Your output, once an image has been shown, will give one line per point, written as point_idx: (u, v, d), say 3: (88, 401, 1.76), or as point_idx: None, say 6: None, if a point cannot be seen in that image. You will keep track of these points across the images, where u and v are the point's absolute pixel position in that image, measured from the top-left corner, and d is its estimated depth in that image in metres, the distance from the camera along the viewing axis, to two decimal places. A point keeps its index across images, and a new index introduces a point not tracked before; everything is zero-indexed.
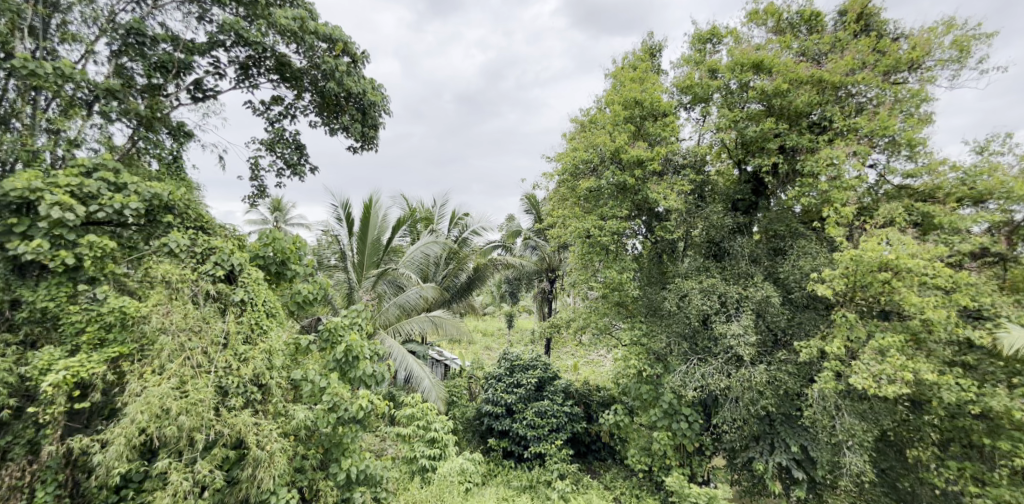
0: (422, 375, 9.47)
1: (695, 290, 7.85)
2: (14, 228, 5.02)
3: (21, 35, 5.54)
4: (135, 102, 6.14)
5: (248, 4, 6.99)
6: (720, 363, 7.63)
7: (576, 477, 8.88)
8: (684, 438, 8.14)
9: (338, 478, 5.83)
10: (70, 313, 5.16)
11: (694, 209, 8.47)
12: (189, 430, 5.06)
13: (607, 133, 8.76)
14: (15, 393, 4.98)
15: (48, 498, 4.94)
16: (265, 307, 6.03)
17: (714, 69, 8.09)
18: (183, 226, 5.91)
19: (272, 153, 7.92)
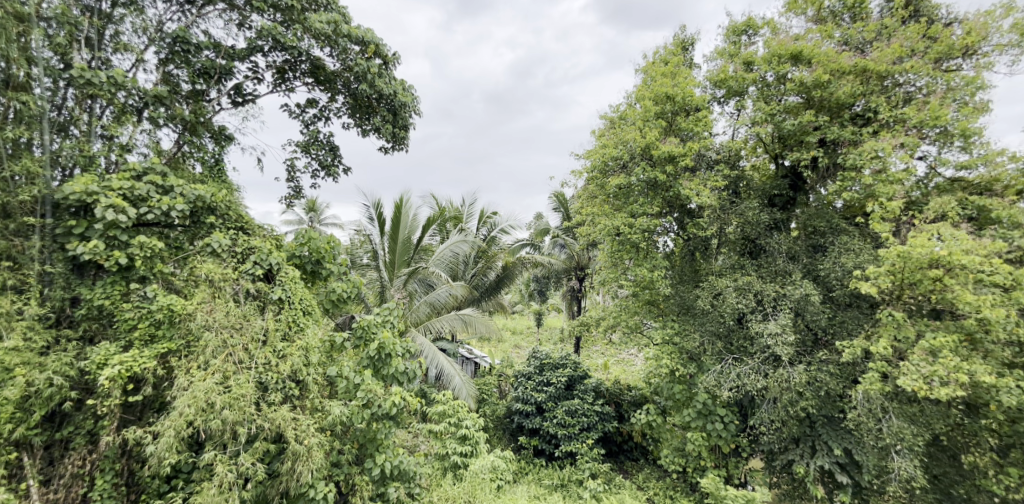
0: (453, 372, 9.55)
1: (730, 288, 7.79)
2: (73, 230, 5.31)
3: (79, 46, 5.81)
4: (181, 108, 6.41)
5: (284, 9, 7.13)
6: (756, 363, 7.48)
7: (608, 477, 8.85)
8: (719, 438, 8.01)
9: (374, 473, 5.96)
10: (124, 310, 5.39)
11: (728, 205, 8.40)
12: (233, 423, 5.22)
13: (638, 129, 8.72)
14: (75, 386, 5.24)
15: (107, 486, 5.17)
16: (302, 305, 6.17)
17: (750, 61, 7.98)
18: (225, 226, 6.11)
19: (308, 154, 8.12)
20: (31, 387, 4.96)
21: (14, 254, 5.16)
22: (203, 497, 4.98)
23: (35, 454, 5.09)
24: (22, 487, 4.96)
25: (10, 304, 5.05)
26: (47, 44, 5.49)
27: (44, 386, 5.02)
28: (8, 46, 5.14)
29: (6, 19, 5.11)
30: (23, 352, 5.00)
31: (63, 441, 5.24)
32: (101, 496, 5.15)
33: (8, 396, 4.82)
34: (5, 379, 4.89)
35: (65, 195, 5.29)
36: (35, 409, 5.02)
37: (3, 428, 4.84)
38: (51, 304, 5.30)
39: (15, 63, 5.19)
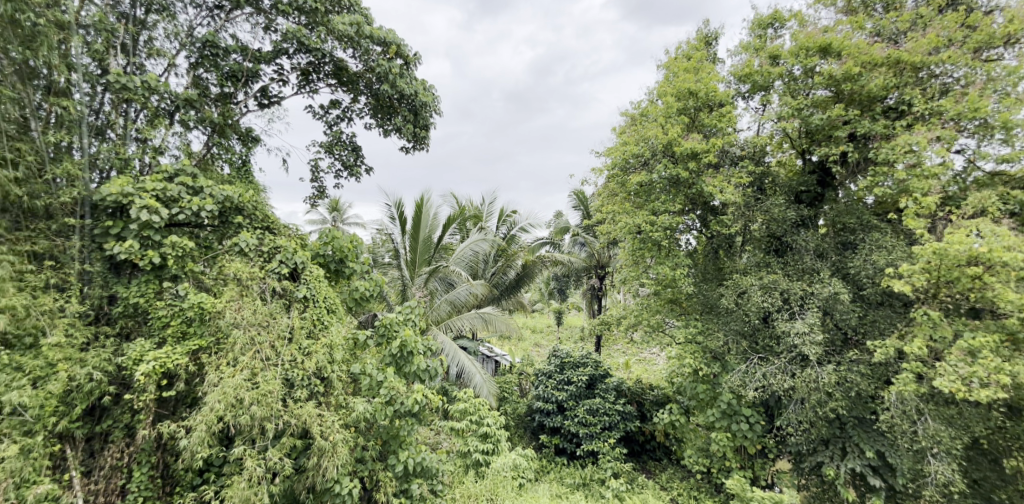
0: (474, 371, 9.59)
1: (755, 286, 7.72)
2: (110, 230, 5.47)
3: (115, 52, 5.97)
4: (210, 111, 6.55)
5: (309, 12, 7.20)
6: (783, 363, 7.39)
7: (631, 476, 8.81)
8: (744, 439, 7.91)
9: (397, 470, 6.04)
10: (157, 308, 5.53)
11: (752, 202, 8.26)
12: (261, 419, 5.32)
13: (659, 126, 8.67)
14: (113, 380, 5.40)
15: (144, 478, 5.33)
16: (326, 303, 6.26)
17: (776, 55, 7.86)
18: (252, 226, 6.22)
19: (331, 154, 8.24)
20: (72, 382, 5.11)
21: (55, 254, 5.33)
22: (233, 490, 5.09)
23: (76, 446, 5.24)
24: (65, 478, 5.11)
25: (52, 302, 5.21)
26: (86, 51, 5.64)
27: (85, 380, 5.16)
28: (50, 53, 5.28)
29: (48, 27, 5.25)
30: (65, 348, 5.15)
31: (103, 434, 5.39)
32: (138, 487, 5.30)
33: (52, 390, 4.99)
34: (48, 374, 5.05)
35: (103, 197, 5.45)
36: (77, 403, 5.17)
37: (47, 421, 5.01)
38: (91, 302, 5.46)
39: (56, 69, 5.34)
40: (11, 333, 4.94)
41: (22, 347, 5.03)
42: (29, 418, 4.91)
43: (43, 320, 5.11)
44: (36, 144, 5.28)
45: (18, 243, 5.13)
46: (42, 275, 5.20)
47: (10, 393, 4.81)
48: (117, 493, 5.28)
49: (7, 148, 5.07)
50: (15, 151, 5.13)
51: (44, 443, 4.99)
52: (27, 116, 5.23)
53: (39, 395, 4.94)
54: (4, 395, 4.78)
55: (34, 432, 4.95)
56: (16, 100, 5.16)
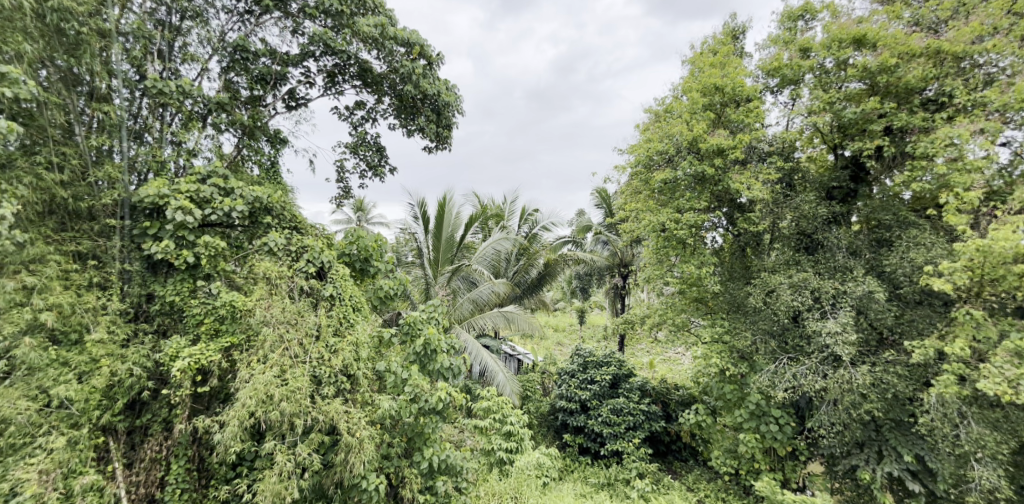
0: (496, 369, 9.58)
1: (784, 285, 7.58)
2: (148, 231, 5.64)
3: (152, 58, 6.14)
4: (240, 113, 6.68)
5: (335, 15, 7.28)
6: (814, 363, 7.24)
7: (657, 477, 8.71)
8: (773, 441, 7.76)
9: (422, 467, 6.08)
10: (192, 306, 5.69)
11: (781, 199, 8.11)
12: (290, 415, 5.40)
13: (684, 122, 8.59)
14: (151, 376, 5.58)
15: (181, 471, 5.46)
16: (352, 301, 6.31)
17: (807, 48, 7.71)
18: (281, 226, 6.32)
19: (356, 155, 8.34)
20: (114, 376, 5.29)
21: (98, 253, 5.50)
22: (265, 484, 5.17)
23: (119, 439, 5.40)
24: (109, 468, 5.27)
25: (95, 299, 5.35)
26: (125, 57, 5.82)
27: (126, 375, 5.35)
28: (92, 61, 5.44)
29: (89, 35, 5.42)
30: (108, 344, 5.33)
31: (143, 428, 5.56)
32: (176, 479, 5.43)
33: (95, 385, 5.16)
34: (92, 369, 5.22)
35: (141, 198, 5.61)
36: (119, 397, 5.36)
37: (92, 414, 5.19)
38: (131, 300, 5.64)
39: (98, 76, 5.53)
40: (58, 329, 5.11)
41: (68, 343, 5.18)
42: (75, 411, 5.08)
43: (86, 317, 5.26)
44: (80, 147, 5.45)
45: (64, 243, 5.28)
46: (86, 274, 5.35)
47: (58, 387, 4.99)
48: (156, 484, 5.41)
49: (55, 151, 5.22)
50: (61, 155, 5.28)
51: (89, 435, 5.17)
52: (72, 121, 5.40)
53: (84, 389, 5.13)
54: (51, 389, 4.95)
55: (80, 424, 5.13)
56: (62, 105, 5.30)
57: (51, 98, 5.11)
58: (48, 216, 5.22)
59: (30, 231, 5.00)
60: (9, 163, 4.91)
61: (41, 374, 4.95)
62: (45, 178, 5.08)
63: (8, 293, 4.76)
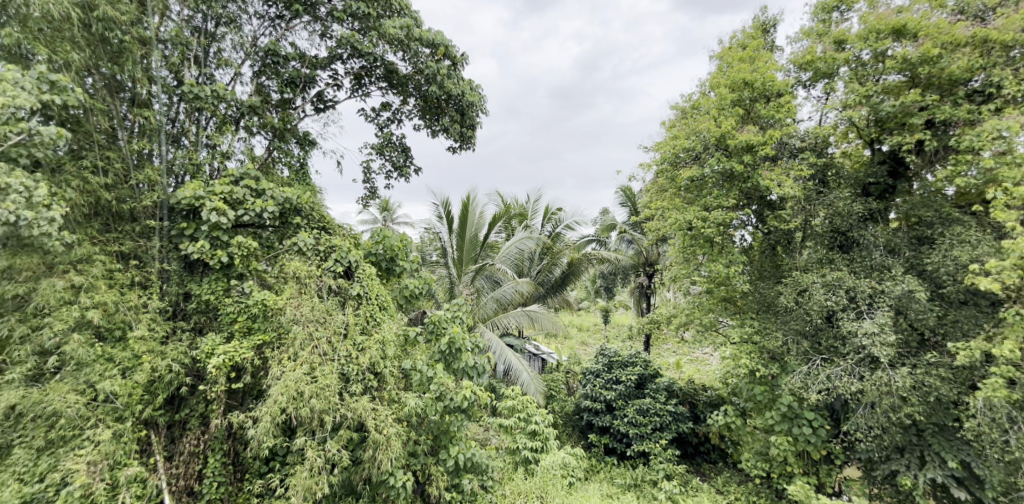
0: (521, 368, 9.51)
1: (817, 283, 7.41)
2: (185, 231, 5.86)
3: (189, 64, 6.36)
4: (271, 116, 6.82)
5: (362, 18, 7.31)
6: (849, 364, 7.04)
7: (685, 479, 8.55)
8: (807, 444, 7.55)
9: (448, 464, 6.09)
10: (226, 304, 5.83)
11: (814, 195, 7.92)
12: (320, 412, 5.45)
13: (712, 118, 8.44)
14: (189, 372, 5.75)
15: (217, 464, 5.59)
16: (378, 300, 6.33)
17: (842, 40, 7.51)
18: (310, 226, 6.41)
19: (382, 156, 8.42)
20: (155, 372, 5.49)
21: (139, 253, 5.77)
22: (296, 479, 5.26)
23: (159, 433, 5.57)
24: (150, 461, 5.42)
25: (137, 298, 5.60)
26: (164, 64, 6.09)
27: (165, 371, 5.55)
28: (133, 68, 5.76)
29: (132, 43, 5.75)
30: (148, 340, 5.54)
31: (182, 422, 5.72)
32: (213, 473, 5.57)
33: (138, 380, 5.37)
34: (134, 365, 5.43)
35: (178, 199, 5.81)
36: (159, 392, 5.55)
37: (135, 408, 5.39)
38: (169, 298, 5.88)
39: (139, 82, 5.82)
40: (103, 326, 5.35)
41: (113, 340, 5.44)
42: (119, 405, 5.30)
43: (129, 314, 5.50)
44: (122, 152, 5.76)
45: (108, 244, 5.58)
46: (128, 273, 5.63)
47: (103, 381, 5.22)
48: (195, 477, 5.56)
49: (100, 155, 5.55)
50: (105, 159, 5.60)
51: (133, 428, 5.36)
52: (115, 126, 5.75)
53: (128, 384, 5.33)
54: (98, 384, 5.18)
55: (124, 418, 5.35)
56: (107, 112, 5.68)
57: (96, 105, 5.49)
58: (94, 217, 5.54)
59: (76, 231, 5.33)
60: (59, 167, 5.27)
61: (88, 368, 5.20)
62: (91, 181, 5.40)
63: (56, 290, 5.07)
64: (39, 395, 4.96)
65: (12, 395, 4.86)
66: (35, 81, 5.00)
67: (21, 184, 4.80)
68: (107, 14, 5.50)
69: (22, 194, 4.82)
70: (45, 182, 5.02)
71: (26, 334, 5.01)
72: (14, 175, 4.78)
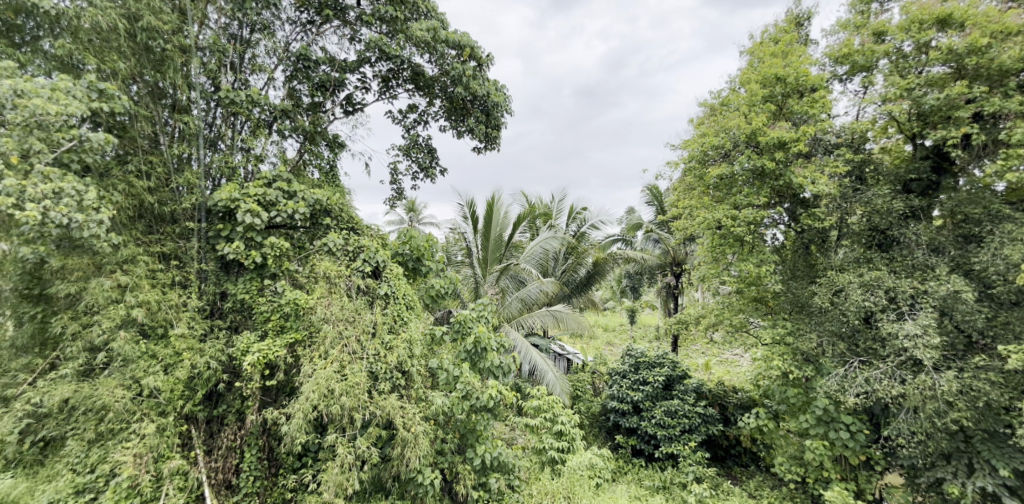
0: (546, 367, 9.44)
1: (854, 284, 7.21)
2: (221, 232, 5.98)
3: (225, 71, 6.50)
4: (302, 120, 6.92)
5: (390, 21, 7.34)
6: (889, 367, 6.83)
7: (715, 482, 8.38)
8: (844, 449, 7.33)
9: (475, 463, 6.08)
10: (260, 303, 5.92)
11: (851, 193, 7.70)
12: (350, 409, 5.48)
13: (742, 115, 8.28)
14: (225, 368, 5.87)
15: (253, 459, 5.67)
16: (405, 300, 6.34)
17: (882, 32, 7.26)
18: (339, 227, 6.47)
19: (408, 157, 8.48)
20: (194, 369, 5.62)
21: (179, 254, 5.96)
22: (328, 475, 5.29)
23: (199, 427, 5.75)
24: (191, 455, 5.58)
25: (177, 297, 5.77)
26: (202, 71, 6.23)
27: (204, 368, 5.67)
28: (174, 75, 5.94)
29: (173, 52, 5.92)
30: (188, 338, 5.68)
31: (220, 417, 5.87)
32: (250, 467, 5.65)
33: (178, 377, 5.53)
34: (176, 362, 5.60)
35: (216, 202, 5.95)
36: (198, 388, 5.70)
37: (176, 403, 5.56)
38: (207, 297, 6.01)
39: (179, 89, 6.01)
40: (147, 324, 5.54)
41: (155, 337, 5.62)
42: (162, 400, 5.48)
43: (170, 313, 5.67)
44: (164, 156, 5.99)
45: (151, 244, 5.80)
46: (170, 273, 5.82)
47: (147, 377, 5.41)
48: (232, 471, 5.65)
49: (143, 161, 5.81)
50: (148, 164, 5.86)
51: (175, 422, 5.53)
52: (157, 132, 5.96)
53: (169, 380, 5.51)
54: (143, 379, 5.38)
55: (167, 412, 5.51)
56: (149, 117, 5.89)
57: (140, 111, 5.69)
58: (138, 219, 5.78)
59: (122, 233, 5.55)
60: (107, 172, 5.52)
61: (134, 364, 5.41)
62: (135, 185, 5.64)
63: (105, 289, 5.31)
64: (89, 389, 5.24)
65: (65, 389, 5.17)
66: (85, 90, 5.25)
67: (73, 187, 5.04)
68: (151, 24, 5.70)
69: (74, 197, 5.05)
70: (95, 186, 5.25)
71: (77, 331, 5.34)
72: (67, 179, 5.03)
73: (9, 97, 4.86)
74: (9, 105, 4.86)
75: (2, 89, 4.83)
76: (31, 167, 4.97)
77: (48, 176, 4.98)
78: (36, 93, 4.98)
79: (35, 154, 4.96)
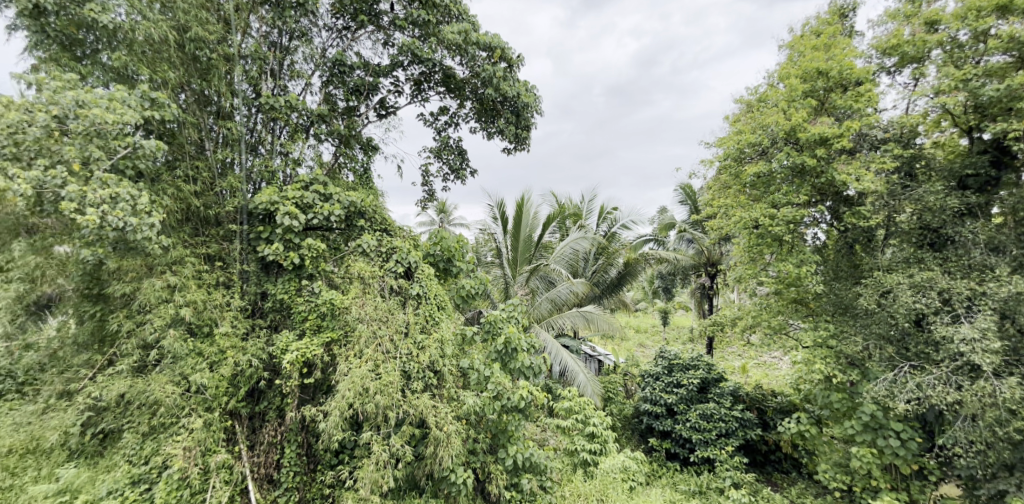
0: (577, 369, 9.31)
1: (903, 285, 6.92)
2: (261, 234, 6.07)
3: (266, 77, 6.61)
4: (338, 123, 6.99)
5: (422, 25, 7.36)
6: (944, 372, 6.51)
7: (755, 488, 8.11)
8: (894, 457, 7.01)
9: (507, 464, 6.02)
10: (298, 303, 5.99)
11: (898, 190, 7.41)
12: (384, 408, 5.50)
13: (782, 111, 8.03)
14: (266, 366, 5.96)
15: (293, 455, 5.74)
16: (437, 300, 6.32)
17: (935, 21, 6.95)
18: (373, 228, 6.49)
19: (439, 159, 8.51)
20: (237, 367, 5.70)
21: (223, 255, 6.09)
22: (363, 473, 5.31)
23: (243, 423, 5.82)
24: (235, 449, 5.66)
25: (222, 297, 5.87)
26: (245, 78, 6.35)
27: (246, 366, 5.75)
28: (219, 83, 6.09)
29: (218, 60, 6.08)
30: (232, 336, 5.77)
31: (262, 413, 5.95)
32: (290, 463, 5.73)
33: (223, 374, 5.60)
34: (220, 359, 5.68)
35: (256, 205, 6.05)
36: (242, 385, 5.78)
37: (222, 400, 5.65)
38: (249, 297, 6.11)
39: (223, 96, 6.17)
40: (194, 323, 5.67)
41: (202, 335, 5.73)
42: (208, 396, 5.58)
43: (215, 312, 5.77)
44: (209, 161, 6.14)
45: (197, 246, 5.93)
46: (214, 274, 5.93)
47: (195, 374, 5.52)
48: (274, 465, 5.74)
49: (189, 166, 5.96)
50: (195, 169, 6.01)
51: (220, 418, 5.63)
52: (204, 138, 6.14)
53: (215, 377, 5.59)
54: (190, 376, 5.50)
55: (212, 408, 5.62)
56: (196, 124, 6.04)
57: (188, 119, 5.87)
58: (186, 222, 5.94)
59: (171, 236, 5.70)
60: (157, 177, 5.69)
61: (182, 362, 5.53)
62: (183, 189, 5.80)
63: (156, 289, 5.45)
64: (143, 384, 5.40)
65: (121, 384, 5.35)
66: (139, 99, 5.41)
67: (128, 192, 5.15)
68: (198, 35, 5.86)
69: (129, 202, 5.16)
70: (147, 191, 5.38)
71: (132, 329, 5.50)
72: (122, 185, 5.15)
73: (72, 108, 5.04)
74: (72, 115, 5.04)
75: (65, 100, 5.02)
76: (91, 174, 5.14)
77: (106, 181, 5.11)
78: (95, 103, 5.14)
79: (95, 162, 5.11)
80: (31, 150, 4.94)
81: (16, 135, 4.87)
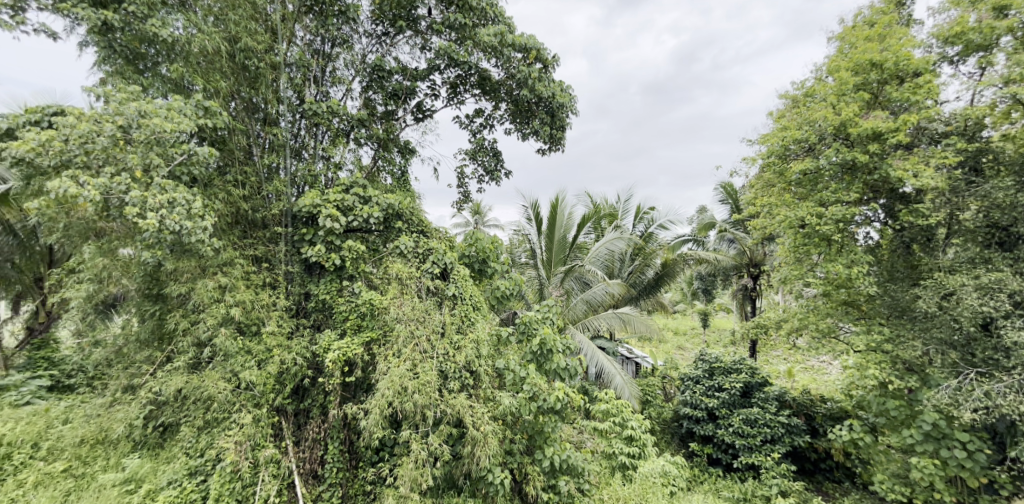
0: (614, 371, 9.11)
1: (968, 286, 6.54)
2: (304, 236, 6.15)
3: (309, 85, 6.70)
4: (376, 128, 7.03)
5: (458, 28, 7.32)
6: (1015, 380, 6.19)
7: (804, 497, 7.76)
8: (959, 469, 6.59)
9: (544, 465, 5.91)
10: (339, 303, 6.03)
11: (961, 186, 6.96)
12: (422, 407, 5.48)
13: (830, 106, 7.69)
14: (309, 364, 6.03)
15: (336, 451, 5.78)
16: (472, 301, 6.24)
17: (1004, 5, 6.59)
18: (410, 230, 6.48)
19: (475, 161, 8.48)
20: (283, 364, 5.77)
21: (269, 257, 6.18)
22: (404, 470, 5.30)
23: (289, 419, 5.91)
24: (283, 445, 5.75)
25: (268, 297, 5.95)
26: (290, 85, 6.44)
27: (291, 364, 5.83)
28: (266, 90, 6.20)
29: (265, 69, 6.18)
30: (278, 335, 5.84)
31: (306, 411, 6.02)
32: (333, 459, 5.76)
33: (270, 371, 5.67)
34: (267, 357, 5.74)
35: (300, 207, 6.12)
36: (287, 383, 5.85)
37: (270, 396, 5.73)
38: (293, 297, 6.19)
39: (269, 103, 6.27)
40: (243, 322, 5.77)
41: (250, 334, 5.84)
42: (257, 393, 5.65)
43: (262, 312, 5.86)
44: (257, 166, 6.25)
45: (245, 248, 6.05)
46: (262, 274, 6.05)
47: (245, 371, 5.60)
48: (318, 461, 5.77)
49: (239, 172, 6.10)
50: (244, 174, 6.14)
51: (268, 414, 5.71)
52: (252, 144, 6.26)
53: (263, 374, 5.65)
54: (240, 373, 5.58)
55: (261, 404, 5.70)
56: (245, 131, 6.17)
57: (237, 126, 6.01)
58: (235, 225, 6.05)
59: (223, 238, 5.83)
60: (210, 182, 5.84)
61: (232, 359, 5.62)
62: (234, 193, 5.94)
63: (208, 290, 5.57)
64: (198, 380, 5.54)
65: (179, 379, 5.50)
66: (194, 108, 5.57)
67: (184, 197, 5.29)
68: (247, 45, 5.98)
69: (185, 206, 5.29)
70: (200, 195, 5.50)
71: (187, 328, 5.65)
72: (179, 190, 5.29)
73: (135, 118, 5.21)
74: (135, 125, 5.19)
75: (130, 110, 5.20)
76: (151, 180, 5.29)
77: (165, 187, 5.25)
78: (155, 113, 5.31)
79: (154, 168, 5.28)
80: (100, 159, 5.09)
81: (87, 144, 5.04)
